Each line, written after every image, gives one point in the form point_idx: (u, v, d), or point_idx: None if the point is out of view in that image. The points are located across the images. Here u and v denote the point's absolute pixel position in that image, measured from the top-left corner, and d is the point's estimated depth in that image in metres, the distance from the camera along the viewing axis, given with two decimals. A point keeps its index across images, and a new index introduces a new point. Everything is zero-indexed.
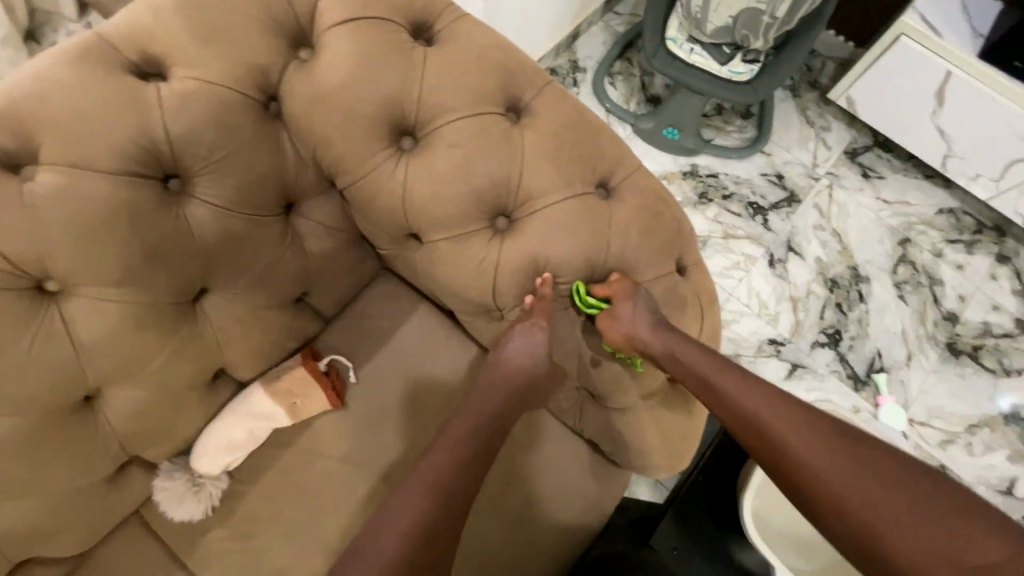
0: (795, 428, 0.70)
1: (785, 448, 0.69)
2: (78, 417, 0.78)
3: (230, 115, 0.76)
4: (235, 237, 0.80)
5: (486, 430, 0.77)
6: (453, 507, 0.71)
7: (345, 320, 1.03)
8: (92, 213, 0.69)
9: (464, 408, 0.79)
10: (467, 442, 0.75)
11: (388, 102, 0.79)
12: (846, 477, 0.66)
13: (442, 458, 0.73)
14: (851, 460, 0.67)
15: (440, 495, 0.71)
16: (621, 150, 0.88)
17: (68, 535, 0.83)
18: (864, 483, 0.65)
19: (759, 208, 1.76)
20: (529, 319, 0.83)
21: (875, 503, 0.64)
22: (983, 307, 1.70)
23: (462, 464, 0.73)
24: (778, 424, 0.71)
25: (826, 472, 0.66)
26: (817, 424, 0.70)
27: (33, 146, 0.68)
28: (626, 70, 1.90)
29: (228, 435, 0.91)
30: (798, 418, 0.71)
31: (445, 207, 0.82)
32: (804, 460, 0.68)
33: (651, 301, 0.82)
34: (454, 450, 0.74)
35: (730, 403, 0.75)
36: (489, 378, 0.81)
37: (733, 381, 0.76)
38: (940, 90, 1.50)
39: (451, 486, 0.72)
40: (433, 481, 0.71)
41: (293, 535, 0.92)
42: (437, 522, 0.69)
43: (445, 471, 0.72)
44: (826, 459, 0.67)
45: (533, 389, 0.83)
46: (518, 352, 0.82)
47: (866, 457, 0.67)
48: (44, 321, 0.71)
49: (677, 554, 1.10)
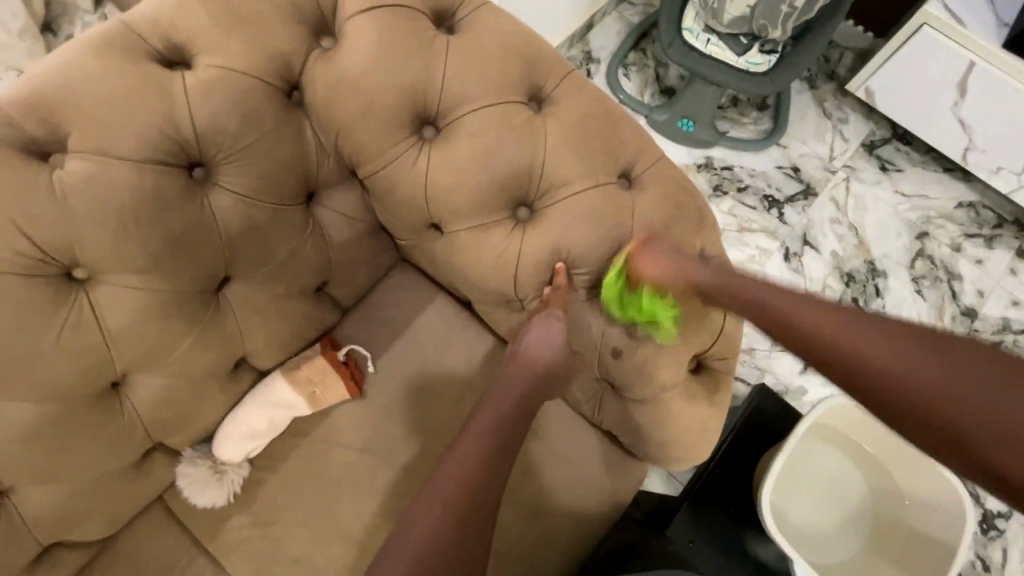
0: (872, 340, 0.65)
1: (863, 360, 0.65)
2: (105, 403, 0.79)
3: (253, 104, 0.76)
4: (258, 226, 0.81)
5: (510, 422, 0.77)
6: (479, 501, 0.71)
7: (362, 310, 1.03)
8: (120, 200, 0.69)
9: (488, 400, 0.78)
10: (492, 434, 0.75)
11: (410, 91, 0.79)
12: (921, 368, 0.62)
13: (466, 450, 0.73)
14: (941, 363, 0.61)
15: (466, 486, 0.71)
16: (643, 141, 0.87)
17: (95, 519, 0.85)
18: (958, 382, 0.60)
19: (774, 201, 1.74)
20: (548, 309, 0.83)
21: (975, 402, 0.58)
22: (1003, 302, 1.67)
23: (486, 456, 0.73)
24: (853, 338, 0.66)
25: (909, 379, 0.62)
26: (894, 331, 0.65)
27: (62, 134, 0.68)
28: (641, 60, 1.88)
29: (250, 423, 0.91)
30: (861, 323, 0.67)
31: (465, 197, 0.82)
32: (888, 372, 0.63)
33: (679, 256, 0.80)
34: (480, 443, 0.74)
35: (796, 328, 0.71)
36: (512, 369, 0.80)
37: (796, 304, 0.72)
38: (962, 80, 1.47)
39: (476, 479, 0.72)
40: (458, 474, 0.71)
41: (313, 523, 0.93)
42: (462, 514, 0.69)
43: (469, 463, 0.72)
44: (910, 365, 0.62)
45: (556, 380, 0.82)
46: (539, 342, 0.81)
47: (953, 355, 0.62)
48: (73, 308, 0.71)
49: (695, 547, 1.12)
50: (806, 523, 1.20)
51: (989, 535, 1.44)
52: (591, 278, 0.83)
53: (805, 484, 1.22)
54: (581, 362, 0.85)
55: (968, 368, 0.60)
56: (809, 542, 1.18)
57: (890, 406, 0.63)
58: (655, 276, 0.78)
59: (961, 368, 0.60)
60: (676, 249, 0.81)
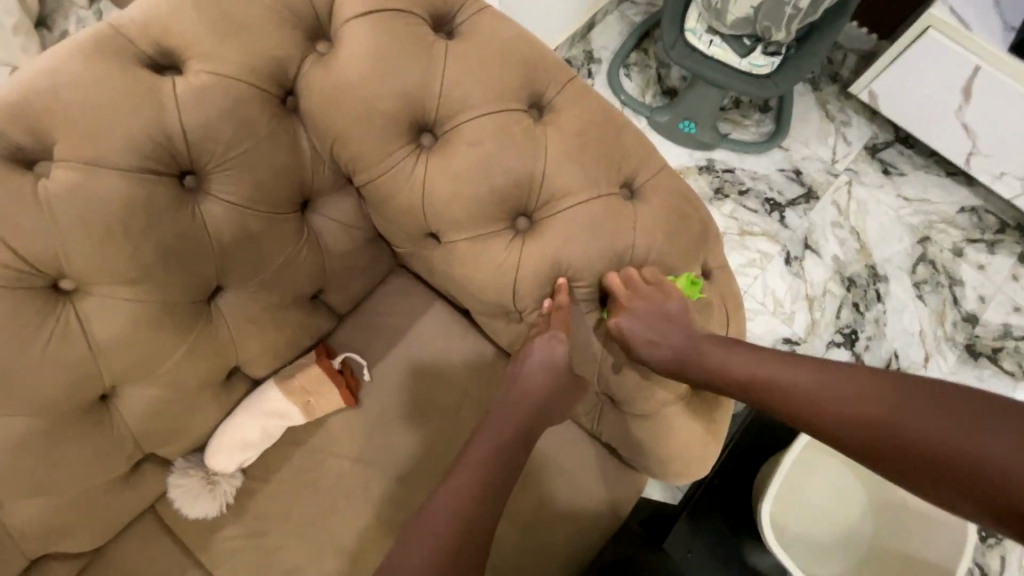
0: (831, 395, 0.69)
1: (825, 412, 0.69)
2: (93, 416, 0.77)
3: (246, 111, 0.74)
4: (251, 235, 0.79)
5: (509, 443, 0.76)
6: (477, 524, 0.69)
7: (359, 317, 1.02)
8: (107, 212, 0.67)
9: (489, 422, 0.78)
10: (490, 453, 0.74)
11: (407, 98, 0.77)
12: (902, 416, 0.64)
13: (464, 472, 0.72)
14: (900, 407, 0.64)
15: (464, 509, 0.69)
16: (645, 149, 0.85)
17: (84, 531, 0.83)
18: (917, 423, 0.62)
19: (776, 204, 1.73)
20: (550, 330, 0.81)
21: (937, 436, 0.61)
22: (1004, 308, 1.66)
23: (485, 484, 0.72)
24: (815, 393, 0.70)
25: (901, 430, 0.63)
26: (849, 380, 0.69)
27: (47, 141, 0.66)
28: (642, 61, 1.86)
29: (243, 434, 0.90)
30: (838, 380, 0.70)
31: (463, 206, 0.80)
32: (851, 422, 0.67)
33: (657, 312, 0.78)
34: (476, 472, 0.72)
35: (763, 386, 0.74)
36: (515, 389, 0.79)
37: (760, 361, 0.76)
38: (967, 85, 1.45)
39: (475, 500, 0.70)
40: (456, 495, 0.70)
41: (306, 534, 0.92)
42: (460, 545, 0.67)
43: (466, 482, 0.71)
44: (872, 410, 0.66)
45: (557, 401, 0.80)
46: (540, 365, 0.79)
47: (907, 396, 0.65)
48: (60, 321, 0.70)
49: (691, 558, 1.12)
50: (807, 530, 1.20)
51: (988, 543, 1.42)
52: (590, 291, 0.82)
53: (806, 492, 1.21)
54: (582, 384, 0.83)
55: (925, 405, 0.63)
56: (807, 550, 1.18)
57: (863, 454, 0.66)
58: (621, 330, 0.79)
59: (916, 408, 0.63)
60: (653, 305, 0.78)
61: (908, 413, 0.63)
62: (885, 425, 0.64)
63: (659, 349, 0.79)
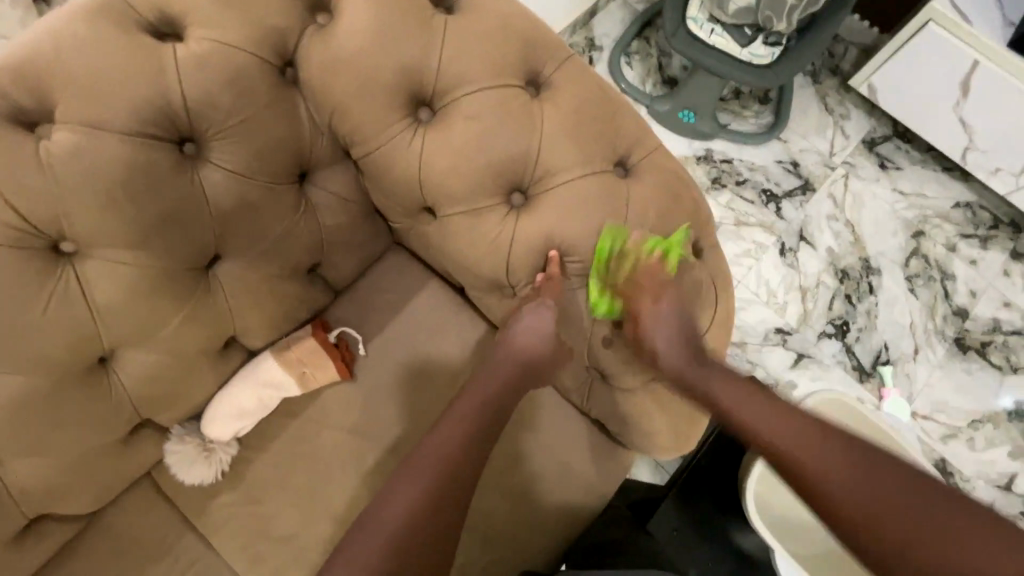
0: (858, 477, 0.71)
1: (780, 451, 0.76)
2: (92, 379, 0.78)
3: (247, 81, 0.75)
4: (249, 205, 0.80)
5: (489, 405, 0.80)
6: (456, 483, 0.74)
7: (355, 292, 1.03)
8: (106, 174, 0.68)
9: (471, 387, 0.81)
10: (471, 418, 0.78)
11: (406, 72, 0.78)
12: (846, 475, 0.71)
13: (445, 434, 0.77)
14: (903, 494, 0.69)
15: (447, 459, 0.75)
16: (641, 129, 0.86)
17: (83, 494, 0.85)
18: (855, 484, 0.71)
19: (772, 195, 1.74)
20: (540, 298, 0.83)
21: (872, 498, 0.69)
22: (994, 303, 1.68)
23: (467, 435, 0.77)
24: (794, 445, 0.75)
25: (847, 489, 0.71)
26: (856, 457, 0.73)
27: (49, 105, 0.67)
28: (644, 49, 1.86)
29: (238, 402, 0.91)
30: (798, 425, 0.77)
31: (460, 181, 0.81)
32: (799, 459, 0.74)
33: (700, 287, 0.86)
34: (458, 427, 0.77)
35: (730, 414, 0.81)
36: (496, 355, 0.84)
37: (783, 423, 0.78)
38: (966, 80, 1.46)
39: (456, 459, 0.75)
40: (434, 456, 0.75)
41: (301, 503, 0.94)
42: (440, 488, 0.73)
43: (446, 444, 0.76)
44: (825, 458, 0.73)
45: (539, 370, 0.84)
46: (526, 331, 0.83)
47: (854, 459, 0.72)
48: (60, 281, 0.71)
49: (676, 534, 1.15)
50: (788, 509, 1.20)
51: None
52: (582, 266, 0.83)
53: None
54: (563, 355, 0.87)
55: (873, 475, 0.71)
56: (789, 528, 1.19)
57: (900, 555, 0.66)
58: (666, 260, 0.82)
59: (861, 472, 0.71)
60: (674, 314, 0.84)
61: (855, 475, 0.71)
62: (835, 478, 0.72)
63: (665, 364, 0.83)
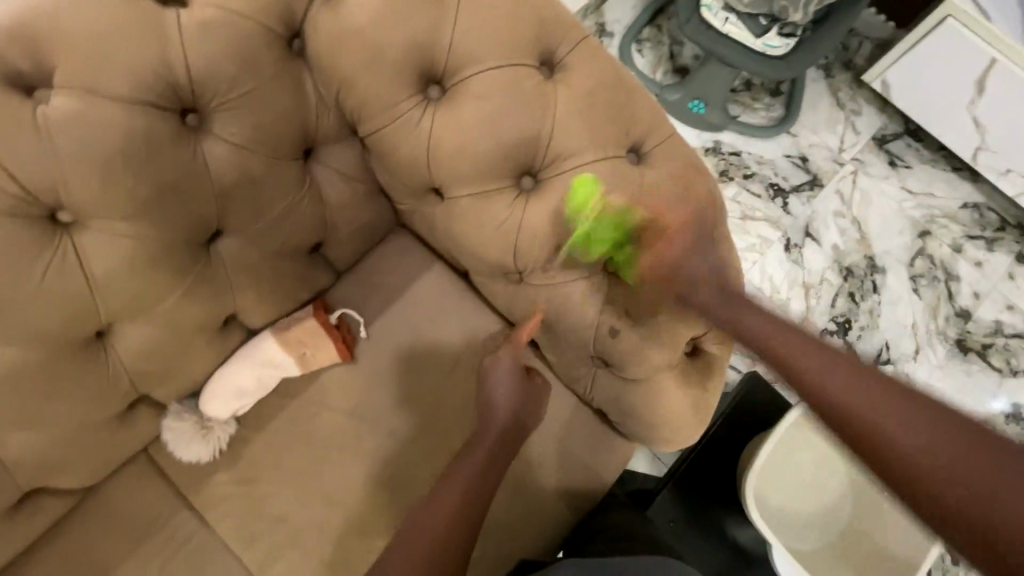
0: (964, 458, 0.57)
1: (876, 417, 0.63)
2: (90, 352, 0.77)
3: (253, 50, 0.72)
4: (252, 179, 0.78)
5: (502, 441, 0.82)
6: (472, 515, 0.74)
7: (357, 273, 1.01)
8: (105, 143, 0.66)
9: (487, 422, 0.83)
10: (484, 458, 0.79)
11: (416, 47, 0.76)
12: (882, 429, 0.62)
13: (446, 491, 0.75)
14: (956, 444, 0.58)
15: (468, 490, 0.76)
16: (655, 115, 0.84)
17: (78, 468, 0.84)
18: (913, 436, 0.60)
19: (780, 189, 1.72)
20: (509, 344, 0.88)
21: (936, 457, 0.58)
22: (997, 306, 1.67)
23: (485, 465, 0.79)
24: (868, 405, 0.64)
25: (899, 437, 0.61)
26: (929, 413, 0.61)
27: (46, 69, 0.65)
28: (655, 37, 1.82)
29: (237, 380, 0.90)
30: (891, 401, 0.63)
31: (469, 162, 0.79)
32: (818, 378, 0.68)
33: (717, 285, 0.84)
34: (479, 459, 0.79)
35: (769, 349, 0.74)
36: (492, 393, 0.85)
37: (823, 367, 0.69)
38: (981, 79, 1.43)
39: (475, 490, 0.76)
40: (441, 517, 0.73)
41: (298, 484, 0.93)
42: (458, 517, 0.73)
43: (450, 502, 0.74)
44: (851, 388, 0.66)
45: (529, 414, 0.86)
46: (500, 384, 0.85)
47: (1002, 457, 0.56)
48: (57, 252, 0.69)
49: (672, 527, 1.14)
50: (791, 505, 1.22)
51: None
52: (592, 253, 0.81)
53: (792, 470, 1.22)
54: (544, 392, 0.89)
55: (916, 417, 0.61)
56: (793, 524, 1.20)
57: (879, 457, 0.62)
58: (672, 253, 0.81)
59: (975, 453, 0.57)
60: (730, 290, 0.81)
61: (932, 436, 0.60)
62: (915, 442, 0.60)
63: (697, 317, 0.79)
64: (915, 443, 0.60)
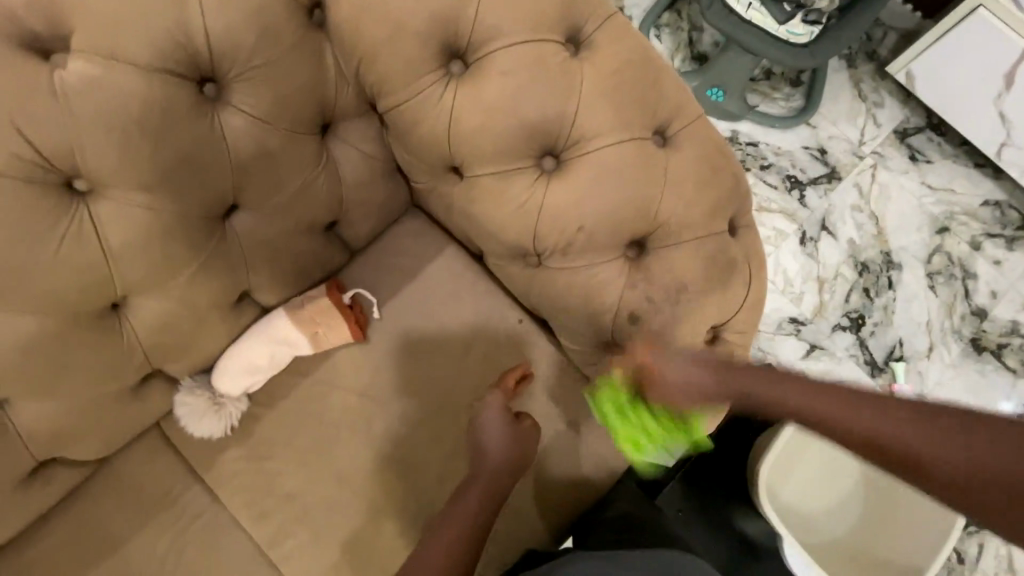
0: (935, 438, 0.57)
1: (848, 426, 0.62)
2: (105, 324, 0.77)
3: (273, 20, 0.71)
4: (269, 153, 0.77)
5: (500, 472, 0.86)
6: (472, 542, 0.80)
7: (372, 253, 1.00)
8: (123, 110, 0.65)
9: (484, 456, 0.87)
10: (481, 491, 0.85)
11: (440, 20, 0.74)
12: (863, 436, 0.61)
13: (440, 533, 0.80)
14: (921, 430, 0.58)
15: (466, 520, 0.81)
16: (681, 97, 0.82)
17: (92, 440, 0.84)
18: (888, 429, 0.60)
19: (797, 181, 1.69)
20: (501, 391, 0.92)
21: (910, 445, 0.58)
22: (1015, 306, 1.64)
23: (482, 495, 0.84)
24: (834, 411, 0.63)
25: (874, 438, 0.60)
26: (886, 408, 0.61)
27: (63, 32, 0.63)
28: (675, 22, 1.78)
29: (250, 357, 0.90)
30: (850, 406, 0.63)
31: (490, 142, 0.77)
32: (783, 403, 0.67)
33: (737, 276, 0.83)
34: (477, 492, 0.84)
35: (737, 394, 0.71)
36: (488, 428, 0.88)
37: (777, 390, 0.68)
38: (1010, 72, 1.39)
39: (473, 518, 0.82)
40: (436, 562, 0.77)
41: (308, 462, 0.93)
42: (459, 544, 0.79)
43: (444, 546, 0.78)
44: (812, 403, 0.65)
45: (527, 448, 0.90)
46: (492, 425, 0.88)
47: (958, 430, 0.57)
48: (73, 222, 0.68)
49: (681, 516, 1.12)
50: (800, 503, 1.22)
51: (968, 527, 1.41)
52: (613, 237, 0.80)
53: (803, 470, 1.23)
54: (535, 435, 0.91)
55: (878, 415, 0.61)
56: (800, 520, 1.21)
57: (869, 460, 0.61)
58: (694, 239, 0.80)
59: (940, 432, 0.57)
60: (730, 293, 0.81)
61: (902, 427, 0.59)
62: (888, 437, 0.59)
63: (691, 390, 0.74)
64: (888, 436, 0.59)
